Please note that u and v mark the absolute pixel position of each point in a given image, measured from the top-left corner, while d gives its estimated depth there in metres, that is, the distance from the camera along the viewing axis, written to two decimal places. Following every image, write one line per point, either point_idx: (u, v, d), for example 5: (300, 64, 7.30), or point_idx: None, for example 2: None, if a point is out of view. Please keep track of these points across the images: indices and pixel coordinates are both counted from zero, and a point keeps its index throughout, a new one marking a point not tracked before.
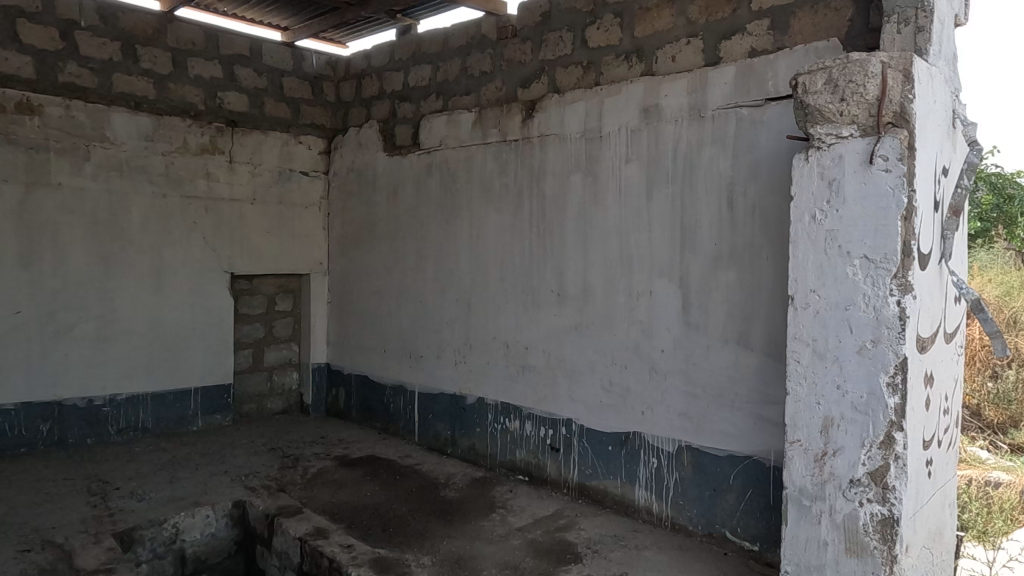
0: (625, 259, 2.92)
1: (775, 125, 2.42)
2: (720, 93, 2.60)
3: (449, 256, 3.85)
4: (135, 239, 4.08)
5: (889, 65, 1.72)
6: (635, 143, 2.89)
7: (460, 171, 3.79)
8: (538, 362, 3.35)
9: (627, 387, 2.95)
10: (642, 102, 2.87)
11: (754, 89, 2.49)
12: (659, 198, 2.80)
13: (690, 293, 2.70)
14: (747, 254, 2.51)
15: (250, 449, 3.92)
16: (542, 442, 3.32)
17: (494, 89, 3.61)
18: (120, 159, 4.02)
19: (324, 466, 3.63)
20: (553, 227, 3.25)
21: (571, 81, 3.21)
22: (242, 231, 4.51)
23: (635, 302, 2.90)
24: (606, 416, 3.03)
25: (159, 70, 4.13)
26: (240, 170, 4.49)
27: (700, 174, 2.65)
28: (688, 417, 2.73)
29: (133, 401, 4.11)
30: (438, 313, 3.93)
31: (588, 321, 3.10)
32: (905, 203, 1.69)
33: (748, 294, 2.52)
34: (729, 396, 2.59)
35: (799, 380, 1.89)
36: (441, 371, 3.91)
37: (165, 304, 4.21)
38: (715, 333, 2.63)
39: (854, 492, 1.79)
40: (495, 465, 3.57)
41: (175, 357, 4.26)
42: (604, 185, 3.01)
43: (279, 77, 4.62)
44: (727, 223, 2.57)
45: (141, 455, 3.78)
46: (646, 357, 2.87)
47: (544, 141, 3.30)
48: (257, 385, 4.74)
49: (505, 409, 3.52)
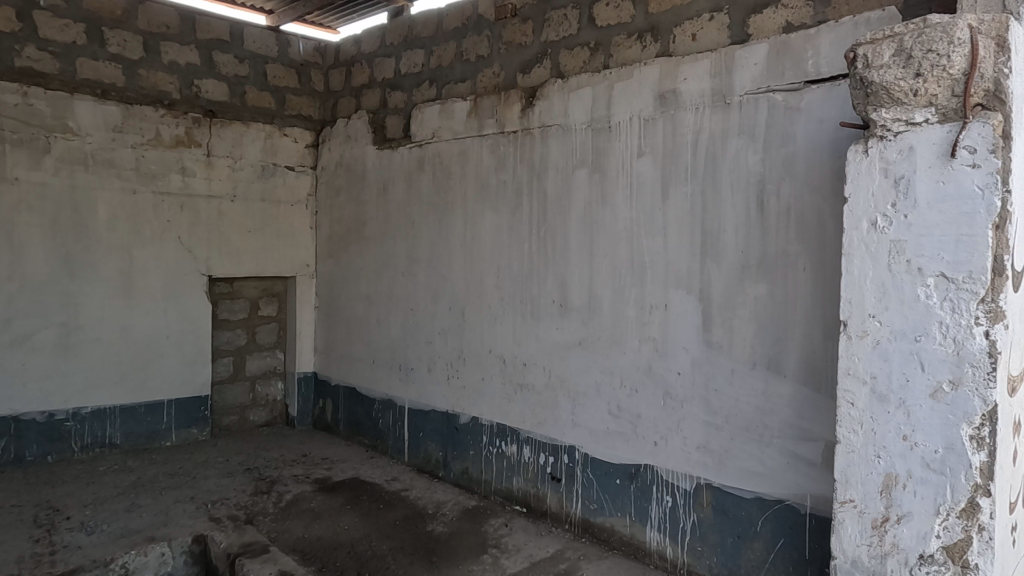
0: (637, 267, 2.56)
1: (816, 113, 2.05)
2: (748, 76, 2.23)
3: (442, 261, 3.50)
4: (101, 239, 3.75)
5: (979, 30, 1.35)
6: (649, 134, 2.52)
7: (454, 166, 3.42)
8: (537, 381, 2.99)
9: (638, 414, 2.59)
10: (658, 87, 2.50)
11: (791, 71, 2.12)
12: (677, 198, 2.43)
13: (711, 308, 2.34)
14: (781, 264, 2.15)
15: (223, 470, 3.58)
16: (542, 471, 2.97)
17: (492, 75, 3.24)
18: (85, 152, 3.69)
19: (301, 492, 3.29)
20: (555, 230, 2.88)
21: (576, 64, 2.84)
22: (221, 231, 4.18)
23: (648, 317, 2.53)
24: (613, 445, 2.67)
25: (128, 56, 3.79)
26: (219, 164, 4.15)
27: (724, 171, 2.29)
28: (708, 451, 2.37)
29: (100, 415, 3.79)
30: (429, 323, 3.58)
31: (594, 337, 2.74)
32: (998, 206, 1.32)
33: (780, 311, 2.16)
34: (757, 429, 2.23)
35: (853, 427, 1.52)
36: (432, 386, 3.56)
37: (136, 310, 3.88)
38: (741, 355, 2.26)
39: (926, 571, 1.42)
40: (490, 493, 3.22)
41: (147, 367, 3.94)
42: (613, 183, 2.64)
43: (263, 64, 4.28)
44: (756, 228, 2.20)
45: (103, 476, 3.46)
46: (661, 380, 2.50)
47: (546, 132, 2.93)
48: (237, 396, 4.42)
49: (501, 431, 3.17)
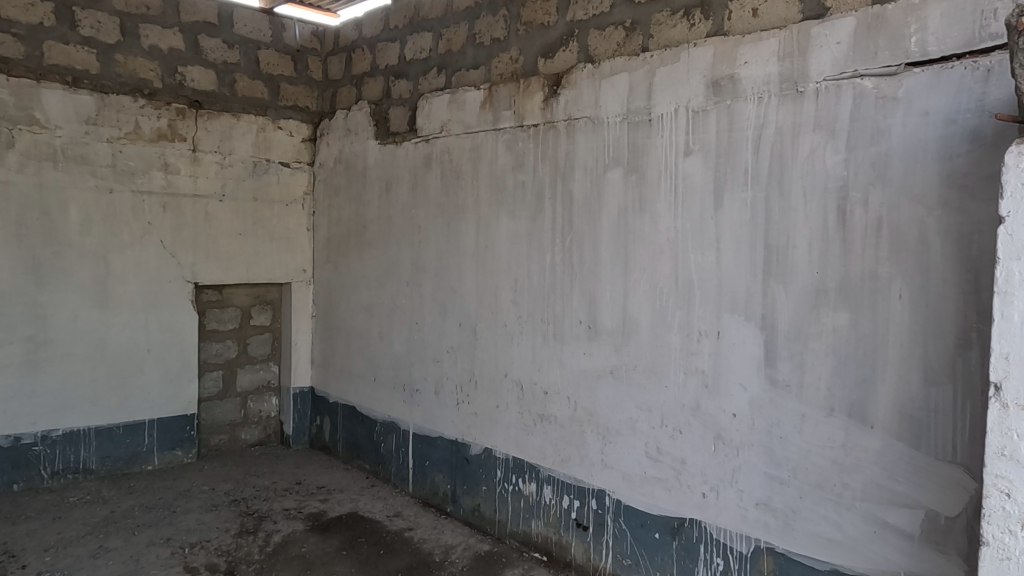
0: (683, 287, 2.16)
1: (918, 103, 1.65)
2: (828, 58, 1.82)
3: (451, 271, 3.11)
4: (73, 244, 3.37)
5: None
6: (699, 129, 2.12)
7: (465, 164, 3.03)
8: (560, 413, 2.60)
9: (682, 459, 2.20)
10: (710, 72, 2.09)
11: (886, 50, 1.71)
12: (733, 206, 2.03)
13: (777, 339, 1.94)
14: (867, 289, 1.75)
15: (206, 503, 3.22)
16: (564, 516, 2.59)
17: (509, 61, 2.85)
18: (54, 146, 3.30)
19: (292, 532, 2.93)
20: (582, 239, 2.49)
21: (608, 47, 2.44)
22: (208, 234, 3.80)
23: (695, 347, 2.14)
24: (651, 493, 2.29)
25: (103, 39, 3.40)
26: (206, 161, 3.77)
27: (794, 175, 1.89)
28: (770, 509, 1.98)
29: (73, 438, 3.42)
30: (437, 339, 3.19)
31: (628, 366, 2.34)
32: None
33: (865, 346, 1.76)
34: (833, 488, 1.84)
35: (1008, 526, 1.16)
36: (440, 410, 3.18)
37: (113, 322, 3.51)
38: (813, 398, 1.87)
39: None
40: (505, 535, 2.84)
41: (125, 385, 3.57)
42: (653, 187, 2.25)
43: (254, 49, 3.90)
44: (836, 245, 1.81)
45: (72, 510, 3.09)
46: (710, 421, 2.11)
47: (572, 127, 2.53)
48: (227, 413, 4.06)
49: (518, 467, 2.78)
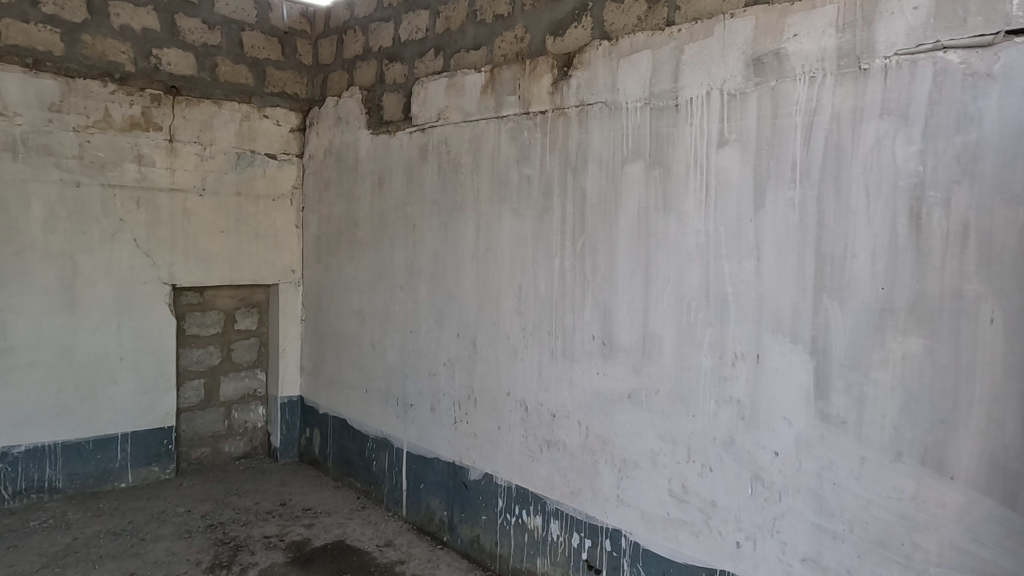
0: (715, 303, 1.85)
1: (1019, 82, 1.34)
2: (900, 28, 1.49)
3: (448, 275, 2.79)
4: (36, 244, 3.07)
5: None
6: (737, 115, 1.80)
7: (464, 155, 2.71)
8: (570, 439, 2.29)
9: (712, 500, 1.89)
10: (750, 48, 1.77)
11: (978, 15, 1.38)
12: (777, 208, 1.71)
13: (830, 367, 1.63)
14: (948, 310, 1.43)
15: (180, 528, 2.93)
16: (573, 556, 2.29)
17: (513, 39, 2.53)
18: (14, 136, 3.00)
19: (270, 565, 2.63)
20: (596, 242, 2.18)
21: (627, 21, 2.13)
22: (187, 231, 3.50)
23: (730, 372, 1.83)
24: (674, 536, 1.99)
25: (68, 18, 3.09)
26: (184, 152, 3.47)
27: (854, 170, 1.56)
28: (819, 567, 1.67)
29: (37, 455, 3.14)
30: (433, 350, 2.88)
31: (649, 390, 2.03)
32: None
33: (944, 381, 1.45)
34: (901, 549, 1.53)
35: None
36: (436, 427, 2.88)
37: (82, 328, 3.22)
38: (875, 439, 1.55)
39: None
40: (506, 572, 2.54)
41: (96, 396, 3.28)
42: (679, 184, 1.93)
43: (238, 31, 3.59)
44: (907, 258, 1.49)
45: (32, 537, 2.80)
46: (746, 459, 1.80)
47: (585, 113, 2.21)
48: (210, 424, 3.77)
49: (522, 498, 2.48)
